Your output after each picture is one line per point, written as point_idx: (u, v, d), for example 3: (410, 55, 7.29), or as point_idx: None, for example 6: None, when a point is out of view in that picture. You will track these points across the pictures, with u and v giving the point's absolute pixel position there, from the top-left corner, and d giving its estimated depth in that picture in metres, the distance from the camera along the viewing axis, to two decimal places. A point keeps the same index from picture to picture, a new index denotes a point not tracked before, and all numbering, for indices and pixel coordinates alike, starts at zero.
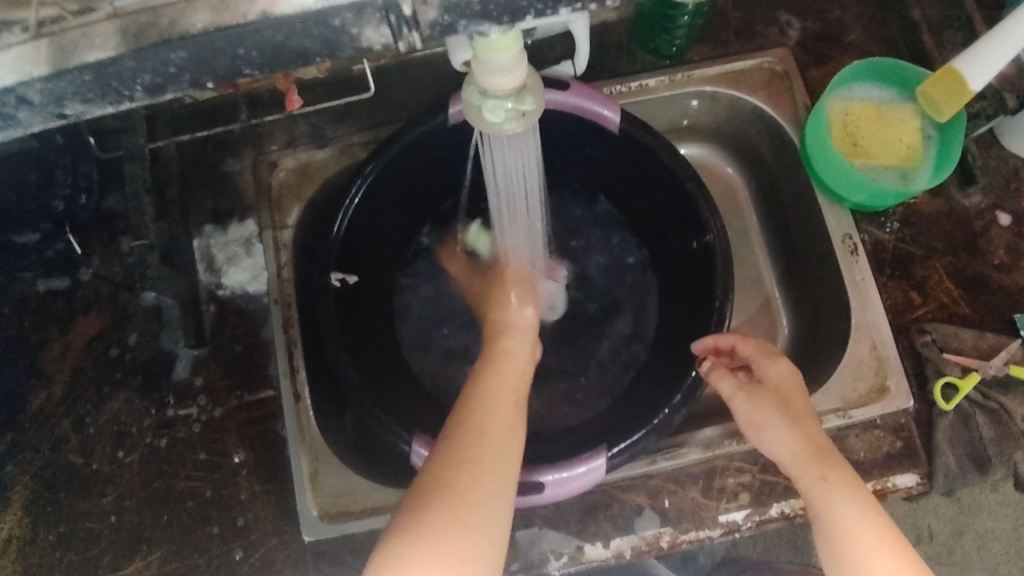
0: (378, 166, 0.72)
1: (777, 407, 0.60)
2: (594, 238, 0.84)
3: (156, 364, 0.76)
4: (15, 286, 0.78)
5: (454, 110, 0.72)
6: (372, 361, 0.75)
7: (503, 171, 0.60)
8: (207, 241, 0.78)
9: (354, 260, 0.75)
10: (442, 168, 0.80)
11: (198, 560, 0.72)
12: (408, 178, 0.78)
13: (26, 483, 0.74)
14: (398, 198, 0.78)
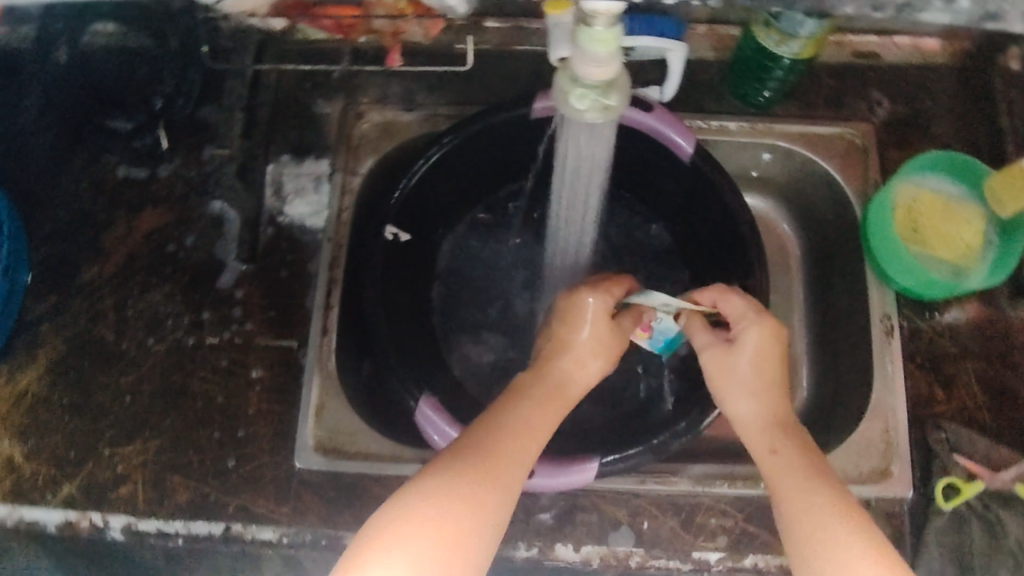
0: (457, 139, 0.76)
1: (749, 385, 0.62)
2: (644, 260, 0.85)
3: (204, 267, 0.80)
4: (97, 166, 0.85)
5: (539, 105, 0.75)
6: (402, 318, 0.78)
7: (575, 165, 0.63)
8: (281, 168, 0.82)
9: (410, 219, 0.79)
10: (516, 156, 0.83)
11: (191, 458, 0.75)
12: (482, 159, 0.81)
13: (54, 345, 0.80)
14: (468, 173, 0.82)
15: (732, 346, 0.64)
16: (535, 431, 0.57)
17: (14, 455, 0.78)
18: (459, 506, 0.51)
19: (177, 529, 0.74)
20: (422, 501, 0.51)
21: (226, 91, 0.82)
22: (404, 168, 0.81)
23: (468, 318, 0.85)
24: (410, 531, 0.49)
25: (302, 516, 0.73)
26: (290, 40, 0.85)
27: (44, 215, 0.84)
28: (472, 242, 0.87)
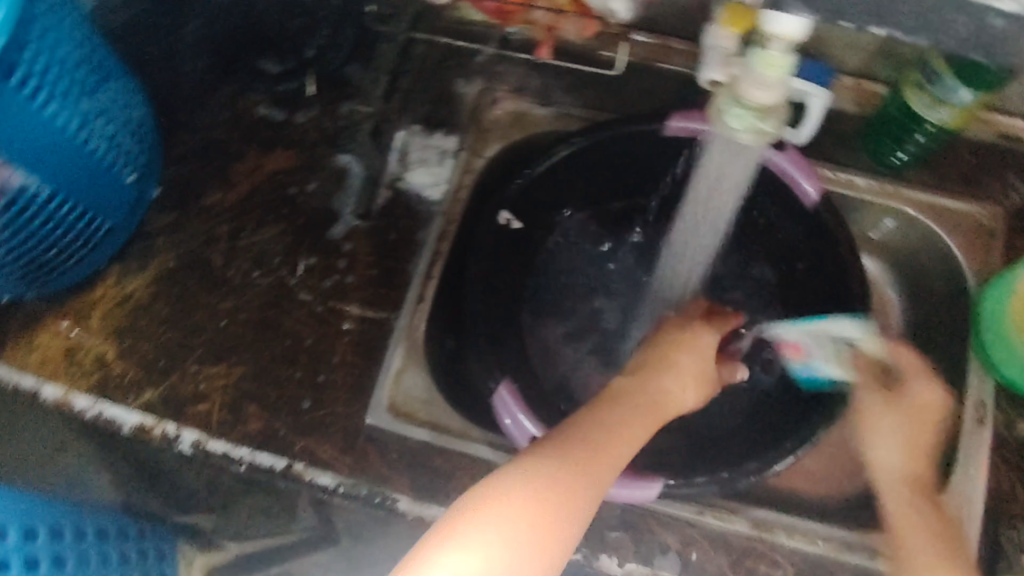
0: (583, 142, 0.78)
1: (904, 429, 0.70)
2: (741, 297, 0.84)
3: (320, 215, 0.83)
4: (241, 101, 0.89)
5: (674, 123, 0.77)
6: (495, 302, 0.80)
7: (709, 187, 0.68)
8: (411, 137, 0.86)
9: (522, 209, 0.80)
10: (637, 170, 0.84)
11: (270, 391, 0.78)
12: (605, 166, 0.82)
13: (166, 258, 0.85)
14: (590, 178, 0.83)
15: (905, 401, 0.72)
16: (627, 430, 0.63)
17: (107, 353, 0.82)
18: (553, 492, 0.57)
19: (240, 455, 0.76)
20: (520, 482, 0.58)
21: (377, 53, 0.86)
22: (528, 159, 0.82)
23: (554, 319, 0.85)
24: (490, 510, 0.56)
25: (362, 470, 0.75)
26: (442, 16, 0.86)
27: (184, 137, 0.89)
28: (577, 247, 0.87)
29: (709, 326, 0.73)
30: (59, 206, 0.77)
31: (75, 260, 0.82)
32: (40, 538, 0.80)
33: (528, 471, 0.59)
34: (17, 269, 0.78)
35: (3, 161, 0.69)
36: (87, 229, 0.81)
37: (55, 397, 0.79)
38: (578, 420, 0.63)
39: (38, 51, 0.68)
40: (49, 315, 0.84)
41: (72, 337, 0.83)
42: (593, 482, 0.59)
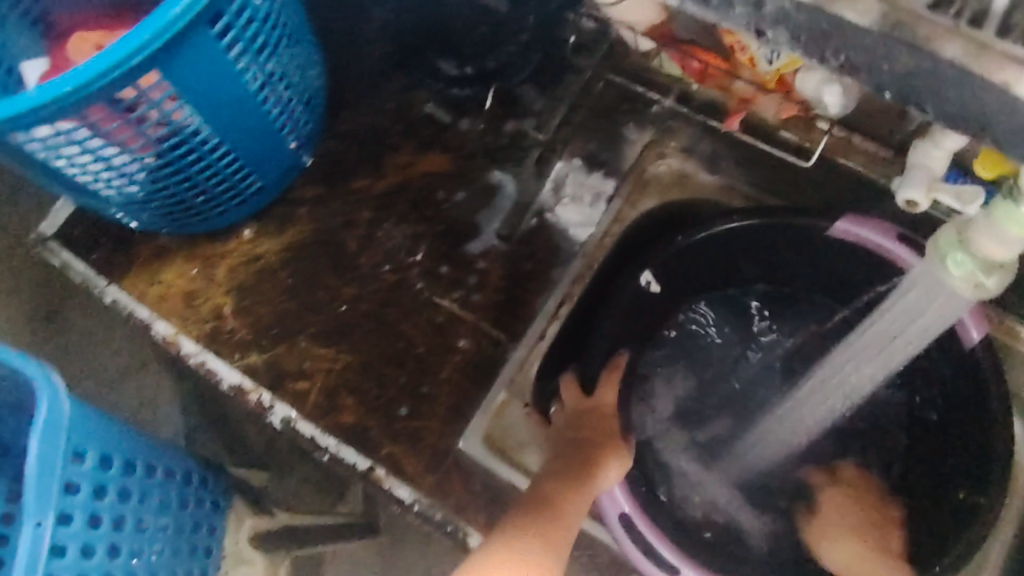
0: (745, 223, 0.74)
1: None
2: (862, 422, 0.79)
3: (461, 227, 0.82)
4: (410, 94, 0.89)
5: (840, 226, 0.72)
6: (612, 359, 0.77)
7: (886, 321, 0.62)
8: (569, 170, 0.83)
9: (667, 274, 0.76)
10: (794, 254, 0.78)
11: (372, 389, 0.77)
12: (764, 249, 0.77)
13: (302, 229, 0.85)
14: (748, 257, 0.78)
15: None
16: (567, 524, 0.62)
17: (224, 306, 0.83)
18: (528, 560, 0.59)
19: (327, 445, 0.76)
20: (490, 559, 0.59)
21: (562, 83, 0.85)
22: (685, 223, 0.78)
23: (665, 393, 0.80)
24: None
25: (442, 495, 0.73)
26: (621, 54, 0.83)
27: (346, 116, 0.89)
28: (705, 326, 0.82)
29: (615, 385, 0.72)
30: (221, 156, 0.77)
31: (221, 210, 0.83)
32: (112, 469, 0.78)
33: (490, 558, 0.59)
34: (167, 204, 0.80)
35: (188, 101, 0.70)
36: (241, 184, 0.82)
37: (165, 335, 0.83)
38: (525, 507, 0.63)
39: (248, 8, 0.68)
40: (178, 256, 0.86)
41: (194, 283, 0.85)
42: (564, 548, 0.60)
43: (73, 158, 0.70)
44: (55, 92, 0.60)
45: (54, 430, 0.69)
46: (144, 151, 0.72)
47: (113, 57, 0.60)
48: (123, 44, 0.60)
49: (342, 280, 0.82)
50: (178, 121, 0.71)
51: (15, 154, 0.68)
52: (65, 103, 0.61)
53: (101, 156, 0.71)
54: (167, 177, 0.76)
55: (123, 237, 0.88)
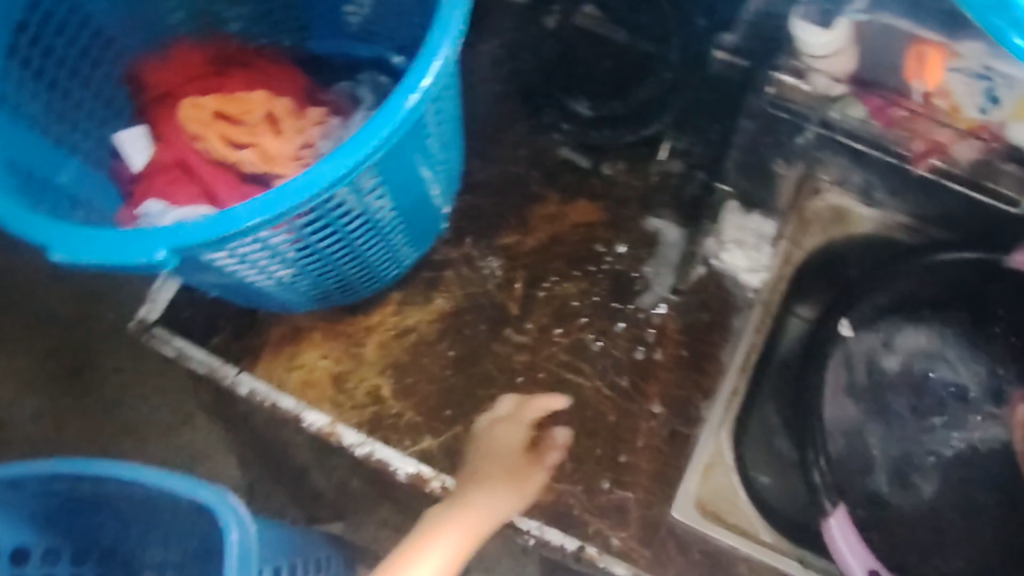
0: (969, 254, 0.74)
1: None
2: None
3: (628, 280, 0.80)
4: (543, 138, 0.85)
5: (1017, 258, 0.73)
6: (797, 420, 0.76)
7: None
8: (729, 215, 0.81)
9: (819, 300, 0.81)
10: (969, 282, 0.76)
11: (566, 464, 0.75)
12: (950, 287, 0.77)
13: (453, 293, 0.80)
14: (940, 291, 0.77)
15: None
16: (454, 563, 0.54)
17: (380, 388, 0.77)
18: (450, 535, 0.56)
19: (528, 527, 0.73)
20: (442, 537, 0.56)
21: (722, 121, 0.84)
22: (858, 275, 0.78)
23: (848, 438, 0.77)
24: None
25: (662, 566, 0.73)
26: (759, 95, 0.74)
27: (479, 164, 0.84)
28: (884, 362, 0.78)
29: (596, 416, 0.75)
30: (388, 235, 0.72)
31: (375, 285, 0.77)
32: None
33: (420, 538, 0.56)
34: (326, 287, 0.74)
35: (379, 190, 0.64)
36: (397, 259, 0.76)
37: (320, 426, 0.77)
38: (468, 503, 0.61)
39: (446, 84, 0.63)
40: (315, 336, 0.80)
41: (340, 364, 0.79)
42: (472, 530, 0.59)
43: (254, 262, 0.63)
44: (285, 203, 0.54)
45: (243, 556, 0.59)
46: (325, 246, 0.66)
47: (345, 159, 0.54)
48: (352, 147, 0.55)
49: (512, 349, 0.78)
50: (369, 210, 0.65)
51: (199, 266, 0.61)
52: (286, 213, 0.55)
53: (283, 258, 0.65)
54: (337, 264, 0.70)
55: (244, 319, 0.81)
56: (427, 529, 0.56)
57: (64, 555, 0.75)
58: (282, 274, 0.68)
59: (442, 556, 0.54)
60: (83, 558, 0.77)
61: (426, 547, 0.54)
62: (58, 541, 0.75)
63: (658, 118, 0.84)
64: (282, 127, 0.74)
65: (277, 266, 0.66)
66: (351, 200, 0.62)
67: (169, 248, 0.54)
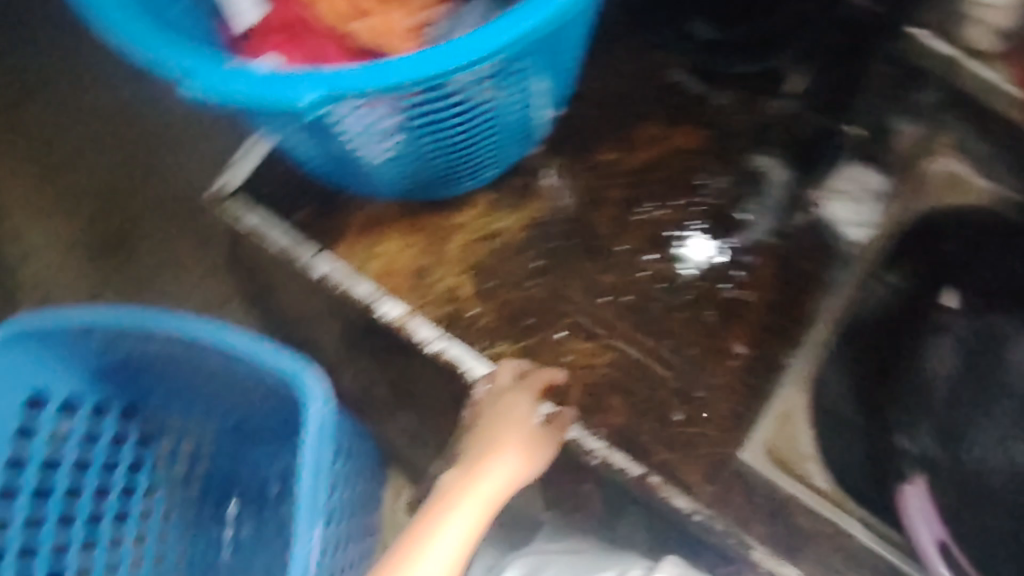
0: None
1: None
2: None
3: (727, 215, 0.77)
4: (656, 58, 0.81)
5: None
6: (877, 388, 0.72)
7: None
8: (842, 169, 0.79)
9: (909, 268, 0.75)
10: None
11: (640, 389, 0.73)
12: None
13: (545, 203, 0.77)
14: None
15: None
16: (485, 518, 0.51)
17: (460, 287, 0.76)
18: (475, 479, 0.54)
19: (594, 448, 0.70)
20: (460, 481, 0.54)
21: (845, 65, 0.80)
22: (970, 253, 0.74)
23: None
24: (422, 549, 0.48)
25: (724, 504, 0.71)
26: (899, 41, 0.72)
27: (586, 76, 0.81)
28: None
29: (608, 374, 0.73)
30: (505, 129, 0.68)
31: (472, 181, 0.74)
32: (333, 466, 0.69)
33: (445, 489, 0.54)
34: (429, 176, 0.70)
35: (519, 77, 0.60)
36: (500, 156, 0.73)
37: (393, 317, 0.72)
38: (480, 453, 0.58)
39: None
40: (398, 226, 0.78)
41: (421, 257, 0.77)
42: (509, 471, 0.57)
43: (379, 132, 0.59)
44: (448, 65, 0.50)
45: (327, 431, 0.63)
46: (451, 130, 0.62)
47: (514, 20, 0.50)
48: (525, 17, 0.50)
49: (599, 268, 0.76)
50: (503, 99, 0.61)
51: (325, 126, 0.56)
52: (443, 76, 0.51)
53: (408, 134, 0.60)
54: (452, 152, 0.66)
55: (327, 198, 0.78)
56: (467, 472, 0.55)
57: (115, 409, 0.77)
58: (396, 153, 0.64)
59: (473, 512, 0.51)
60: (130, 414, 0.79)
61: (455, 503, 0.51)
62: (110, 395, 0.76)
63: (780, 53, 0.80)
64: None
65: (398, 144, 0.62)
66: (494, 81, 0.58)
67: (317, 94, 0.49)
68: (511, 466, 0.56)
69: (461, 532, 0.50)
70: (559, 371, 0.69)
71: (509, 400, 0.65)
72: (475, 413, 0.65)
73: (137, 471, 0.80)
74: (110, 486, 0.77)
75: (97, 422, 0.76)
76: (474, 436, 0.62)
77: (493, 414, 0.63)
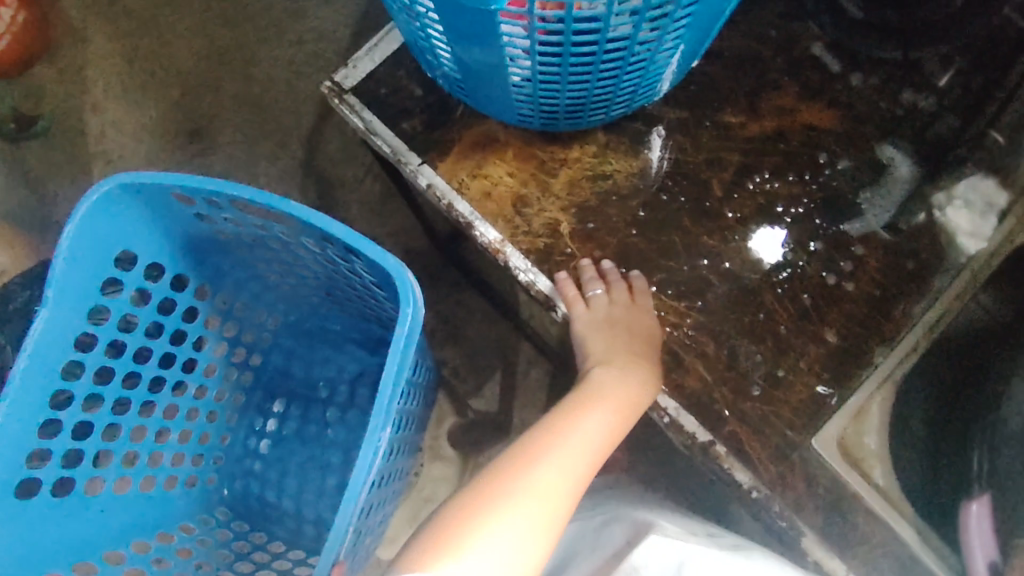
0: None
1: None
2: None
3: (844, 201, 0.75)
4: (798, 27, 0.79)
5: None
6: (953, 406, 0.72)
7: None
8: (966, 178, 0.76)
9: (1010, 293, 0.74)
10: None
11: (720, 357, 0.72)
12: None
13: (659, 155, 0.76)
14: None
15: None
16: (616, 433, 0.62)
17: (559, 223, 0.75)
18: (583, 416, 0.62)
19: (667, 407, 0.70)
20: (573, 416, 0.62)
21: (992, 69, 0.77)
22: None
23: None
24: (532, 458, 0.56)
25: (782, 487, 0.70)
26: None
27: (723, 33, 0.79)
28: None
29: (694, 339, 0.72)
30: (655, 62, 0.65)
31: (593, 112, 0.71)
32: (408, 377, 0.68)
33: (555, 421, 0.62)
34: (558, 98, 0.67)
35: (688, 11, 0.56)
36: (629, 93, 0.70)
37: (490, 241, 0.74)
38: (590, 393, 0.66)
39: None
40: (506, 152, 0.77)
41: (524, 187, 0.76)
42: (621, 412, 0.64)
43: (538, 40, 0.55)
44: None
45: (412, 337, 0.60)
46: (604, 54, 0.59)
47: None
48: None
49: (702, 230, 0.74)
50: (665, 31, 0.58)
51: (489, 22, 0.52)
52: None
53: (563, 50, 0.57)
54: (592, 77, 0.63)
55: (440, 111, 0.78)
56: (575, 412, 0.63)
57: (192, 283, 0.76)
58: (540, 67, 0.60)
59: (604, 425, 0.62)
60: (204, 291, 0.78)
61: (589, 413, 0.63)
62: (191, 268, 0.76)
63: (927, 47, 0.78)
64: None
65: (549, 57, 0.58)
66: (670, 8, 0.54)
67: None
68: (638, 389, 0.66)
69: (598, 435, 0.61)
70: (652, 302, 0.72)
71: (634, 317, 0.70)
72: (602, 318, 0.70)
73: (200, 348, 0.79)
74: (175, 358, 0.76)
75: (175, 291, 0.75)
76: (608, 348, 0.70)
77: (619, 330, 0.70)
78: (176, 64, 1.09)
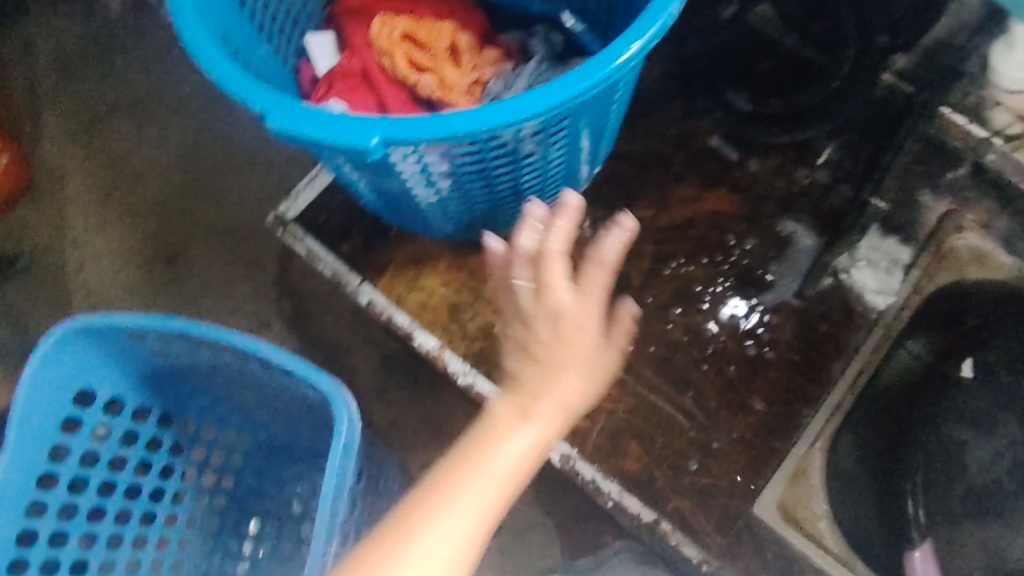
0: None
1: None
2: None
3: (754, 275, 0.80)
4: (695, 123, 0.86)
5: None
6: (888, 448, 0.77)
7: None
8: (866, 239, 0.81)
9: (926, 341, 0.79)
10: None
11: (657, 436, 0.76)
12: None
13: (580, 252, 0.82)
14: None
15: None
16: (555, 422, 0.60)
17: (493, 325, 0.80)
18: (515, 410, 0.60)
19: (609, 490, 0.74)
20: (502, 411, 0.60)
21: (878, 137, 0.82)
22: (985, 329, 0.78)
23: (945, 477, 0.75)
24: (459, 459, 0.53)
25: (732, 557, 0.72)
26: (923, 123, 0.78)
27: (628, 136, 0.86)
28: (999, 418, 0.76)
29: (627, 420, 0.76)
30: (553, 173, 0.72)
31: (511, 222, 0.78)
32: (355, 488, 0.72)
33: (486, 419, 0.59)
34: (473, 212, 0.73)
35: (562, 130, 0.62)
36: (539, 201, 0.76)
37: (429, 349, 0.78)
38: None
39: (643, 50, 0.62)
40: (439, 264, 0.82)
41: (458, 295, 0.81)
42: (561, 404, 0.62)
43: (432, 174, 0.62)
44: (500, 120, 0.51)
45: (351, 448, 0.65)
46: (498, 174, 0.65)
47: (603, 58, 0.52)
48: (570, 82, 0.52)
49: None
50: (546, 148, 0.64)
51: (381, 167, 0.59)
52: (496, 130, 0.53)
53: (457, 176, 0.63)
54: (496, 192, 0.69)
55: (375, 233, 0.84)
56: None
57: (155, 413, 0.81)
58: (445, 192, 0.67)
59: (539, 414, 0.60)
60: (168, 420, 0.83)
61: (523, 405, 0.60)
62: (152, 399, 0.80)
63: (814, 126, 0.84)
64: (461, 62, 0.77)
65: (447, 184, 0.65)
66: (540, 134, 0.60)
67: (375, 140, 0.50)
68: None
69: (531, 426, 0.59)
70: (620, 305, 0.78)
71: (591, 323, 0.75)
72: None
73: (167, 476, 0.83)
74: (142, 487, 0.80)
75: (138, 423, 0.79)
76: None
77: None
78: (150, 196, 1.13)
